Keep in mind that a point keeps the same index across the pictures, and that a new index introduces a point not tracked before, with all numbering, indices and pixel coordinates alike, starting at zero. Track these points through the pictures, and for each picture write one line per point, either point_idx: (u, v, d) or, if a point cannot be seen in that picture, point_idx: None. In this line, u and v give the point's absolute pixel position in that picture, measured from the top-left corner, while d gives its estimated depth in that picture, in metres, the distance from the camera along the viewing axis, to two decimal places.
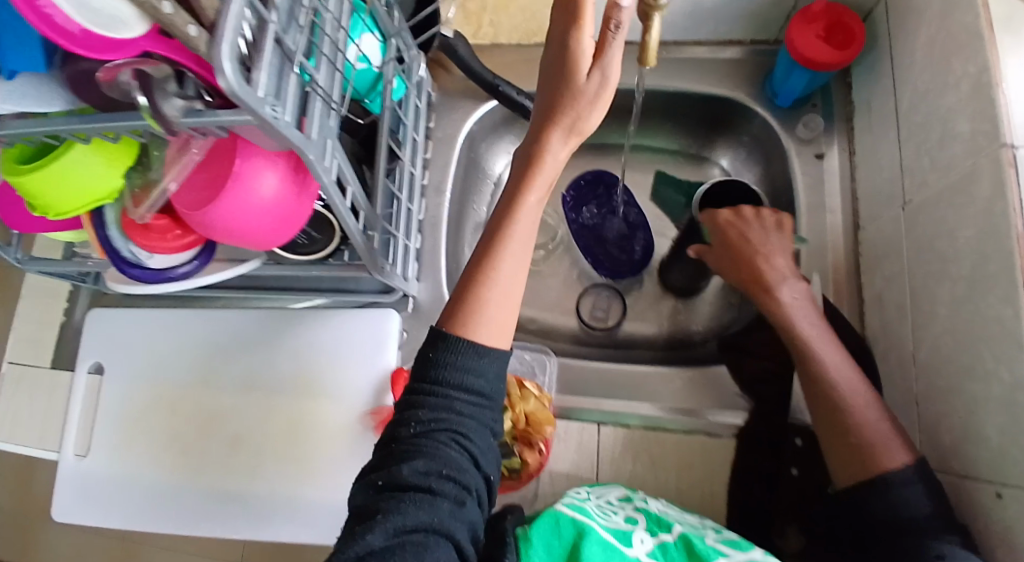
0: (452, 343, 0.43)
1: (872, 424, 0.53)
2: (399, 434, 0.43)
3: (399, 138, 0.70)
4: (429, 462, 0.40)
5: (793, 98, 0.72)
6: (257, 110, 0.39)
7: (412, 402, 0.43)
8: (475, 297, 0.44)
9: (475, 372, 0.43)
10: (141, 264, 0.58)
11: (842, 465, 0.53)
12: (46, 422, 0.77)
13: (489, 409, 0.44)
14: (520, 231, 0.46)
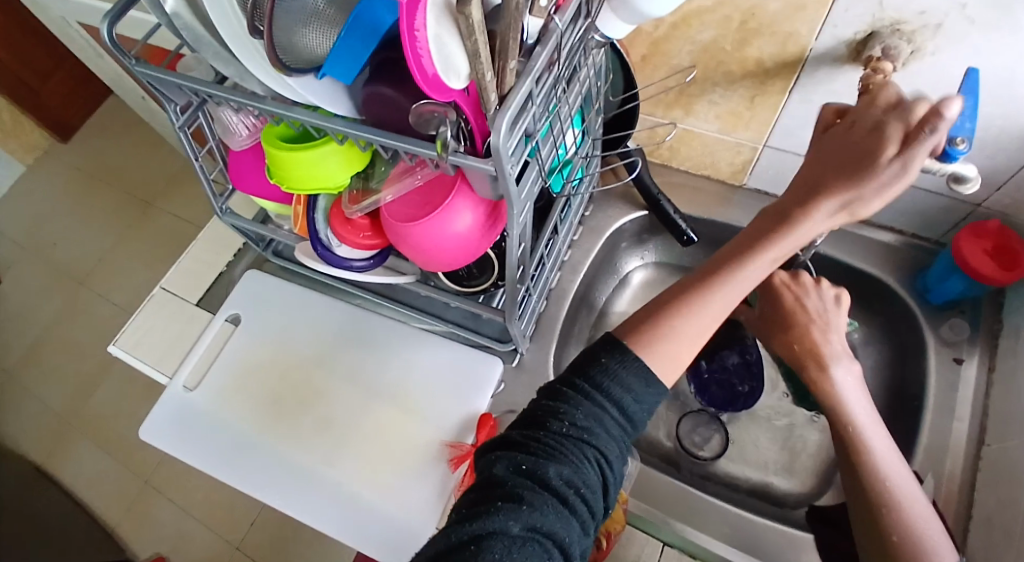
0: (624, 359, 0.49)
1: (920, 521, 0.54)
2: (543, 433, 0.46)
3: (565, 216, 0.77)
4: (574, 472, 0.44)
5: (945, 299, 0.73)
6: (504, 166, 0.46)
7: (570, 405, 0.47)
8: (661, 326, 0.52)
9: (634, 395, 0.49)
10: (329, 249, 0.65)
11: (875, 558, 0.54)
12: (172, 349, 0.86)
13: (627, 435, 0.48)
14: (720, 294, 0.53)
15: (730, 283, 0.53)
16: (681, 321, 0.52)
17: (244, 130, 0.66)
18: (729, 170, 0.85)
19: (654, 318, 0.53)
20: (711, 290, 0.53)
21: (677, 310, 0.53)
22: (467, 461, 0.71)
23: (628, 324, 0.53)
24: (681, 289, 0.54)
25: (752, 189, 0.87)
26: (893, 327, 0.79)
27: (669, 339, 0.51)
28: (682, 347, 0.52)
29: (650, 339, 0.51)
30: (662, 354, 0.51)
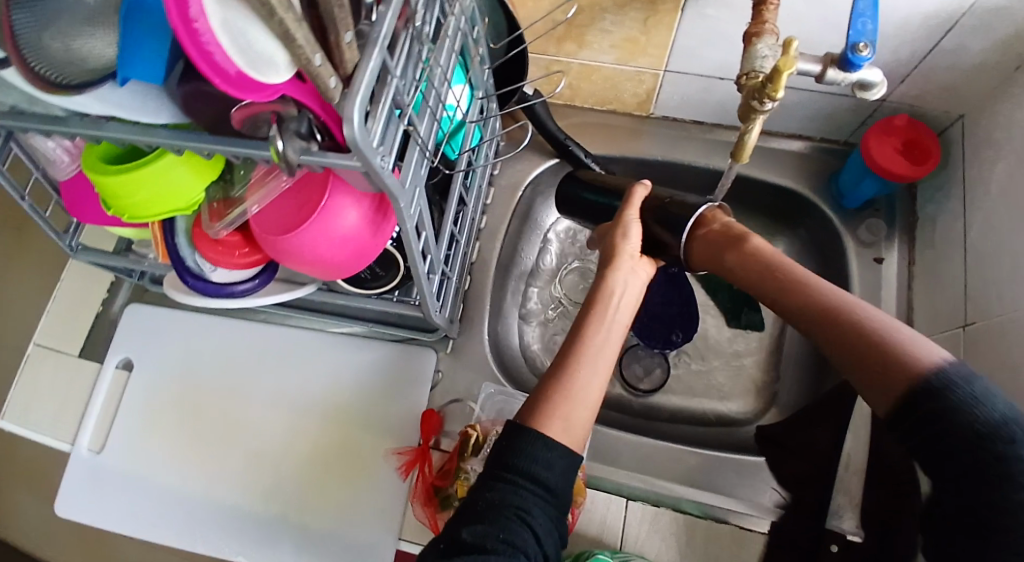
0: (528, 430, 0.45)
1: (894, 332, 0.40)
2: (471, 510, 0.44)
3: (469, 184, 0.71)
4: (488, 527, 0.42)
5: (860, 201, 0.73)
6: (369, 159, 0.40)
7: (491, 481, 0.45)
8: (552, 391, 0.48)
9: (541, 464, 0.44)
10: (203, 276, 0.59)
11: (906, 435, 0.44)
12: (65, 410, 0.76)
13: (558, 500, 0.44)
14: (593, 348, 0.50)
15: (597, 336, 0.50)
16: (574, 384, 0.48)
17: (64, 155, 0.57)
18: (634, 101, 0.80)
19: (551, 386, 0.48)
20: (585, 344, 0.50)
21: (566, 373, 0.49)
22: (416, 466, 0.66)
23: (526, 407, 0.48)
24: (562, 353, 0.50)
25: (660, 117, 0.82)
26: (815, 236, 0.78)
27: (573, 402, 0.47)
28: (583, 409, 0.47)
29: (550, 408, 0.47)
30: (563, 420, 0.46)
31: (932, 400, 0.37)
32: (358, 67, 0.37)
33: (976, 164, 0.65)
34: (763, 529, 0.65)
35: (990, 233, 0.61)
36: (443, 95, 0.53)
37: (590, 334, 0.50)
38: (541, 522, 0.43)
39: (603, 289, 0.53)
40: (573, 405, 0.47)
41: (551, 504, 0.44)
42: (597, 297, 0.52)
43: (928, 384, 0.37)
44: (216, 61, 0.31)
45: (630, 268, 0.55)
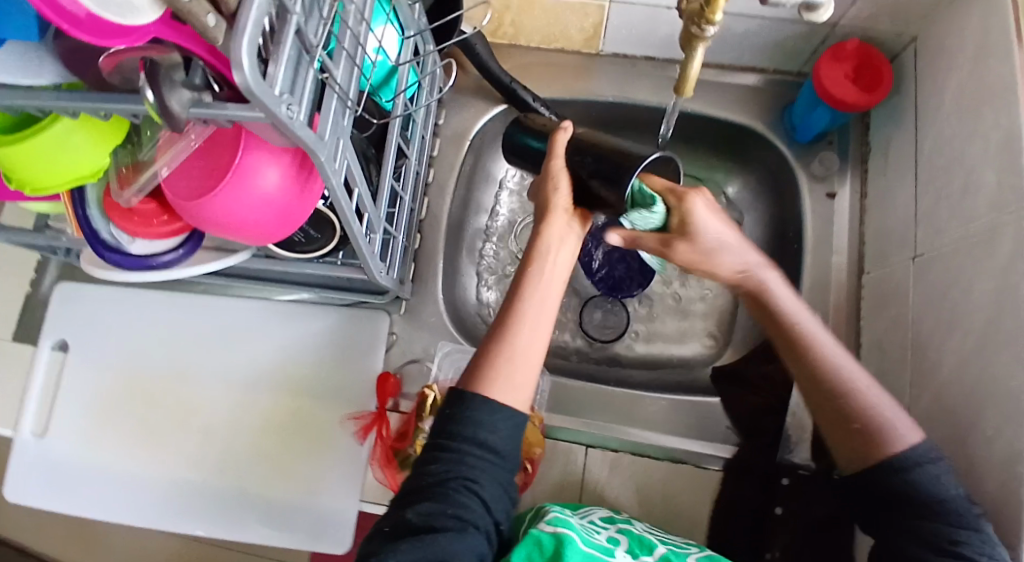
0: (470, 401, 0.46)
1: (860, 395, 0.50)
2: (417, 488, 0.45)
3: (408, 135, 0.67)
4: (434, 504, 0.43)
5: (813, 134, 0.71)
6: (273, 110, 0.36)
7: (431, 457, 0.45)
8: (496, 361, 0.48)
9: (489, 430, 0.45)
10: (121, 248, 0.57)
11: (843, 452, 0.50)
12: (2, 397, 0.73)
13: (502, 466, 0.46)
14: (532, 307, 0.51)
15: (535, 297, 0.51)
16: (515, 348, 0.49)
17: None
18: (581, 36, 0.76)
19: (490, 350, 0.49)
20: (523, 312, 0.50)
21: (507, 336, 0.49)
22: (374, 429, 0.66)
23: (469, 369, 0.48)
24: (499, 321, 0.50)
25: (609, 54, 0.78)
26: (769, 173, 0.77)
27: (512, 363, 0.48)
28: (524, 367, 0.48)
29: (492, 371, 0.47)
30: (506, 381, 0.47)
31: (885, 478, 0.47)
32: (244, 2, 0.33)
33: (927, 88, 0.63)
34: (719, 467, 0.66)
35: (938, 161, 0.60)
36: (363, 36, 0.49)
37: (528, 296, 0.51)
38: (488, 489, 0.44)
39: (542, 246, 0.52)
40: (515, 366, 0.48)
41: (500, 469, 0.45)
42: (534, 253, 0.52)
43: (892, 467, 0.46)
44: (61, 4, 0.29)
45: (565, 225, 0.54)
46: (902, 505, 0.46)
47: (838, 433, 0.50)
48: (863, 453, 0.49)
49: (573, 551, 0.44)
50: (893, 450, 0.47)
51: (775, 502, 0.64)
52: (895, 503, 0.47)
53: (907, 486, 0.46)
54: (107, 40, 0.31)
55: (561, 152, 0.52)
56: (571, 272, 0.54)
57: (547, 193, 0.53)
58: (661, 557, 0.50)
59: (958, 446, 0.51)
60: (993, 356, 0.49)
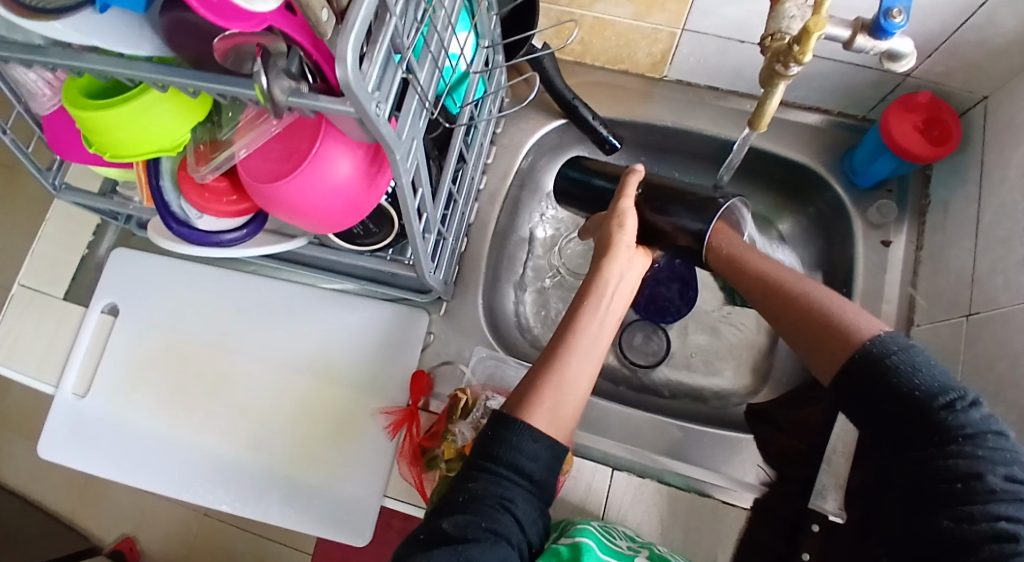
0: (514, 423, 0.47)
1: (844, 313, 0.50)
2: (452, 504, 0.45)
3: (470, 141, 0.68)
4: (469, 517, 0.43)
5: (873, 181, 0.71)
6: (363, 106, 0.37)
7: (470, 476, 0.46)
8: (542, 388, 0.49)
9: (527, 456, 0.46)
10: (189, 223, 0.57)
11: (827, 363, 0.48)
12: (48, 353, 0.75)
13: (538, 491, 0.46)
14: (585, 341, 0.52)
15: (589, 330, 0.52)
16: (564, 378, 0.50)
17: (47, 89, 0.54)
18: (648, 61, 0.76)
19: (540, 377, 0.50)
20: (575, 343, 0.52)
21: (558, 363, 0.51)
22: (404, 426, 0.66)
23: (516, 395, 0.50)
24: (551, 349, 0.52)
25: (673, 81, 0.78)
26: (823, 215, 0.76)
27: (560, 394, 0.49)
28: (572, 400, 0.49)
29: (537, 399, 0.48)
30: (551, 411, 0.48)
31: (867, 367, 0.44)
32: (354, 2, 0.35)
33: (997, 148, 0.62)
34: (746, 504, 0.65)
35: (1003, 221, 0.59)
36: (446, 41, 0.50)
37: (583, 327, 0.52)
38: (524, 509, 0.44)
39: (601, 280, 0.55)
40: (561, 398, 0.49)
41: (534, 493, 0.46)
42: (592, 286, 0.54)
43: (869, 362, 0.45)
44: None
45: (626, 261, 0.57)
46: (907, 422, 0.43)
47: (816, 346, 0.50)
48: (838, 354, 0.47)
49: (591, 560, 0.46)
50: (867, 338, 0.46)
51: (800, 549, 0.62)
52: (900, 412, 0.43)
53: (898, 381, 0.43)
54: (230, 23, 0.32)
55: (631, 193, 0.60)
56: (629, 305, 0.56)
57: (614, 232, 0.58)
58: None
59: None
60: None
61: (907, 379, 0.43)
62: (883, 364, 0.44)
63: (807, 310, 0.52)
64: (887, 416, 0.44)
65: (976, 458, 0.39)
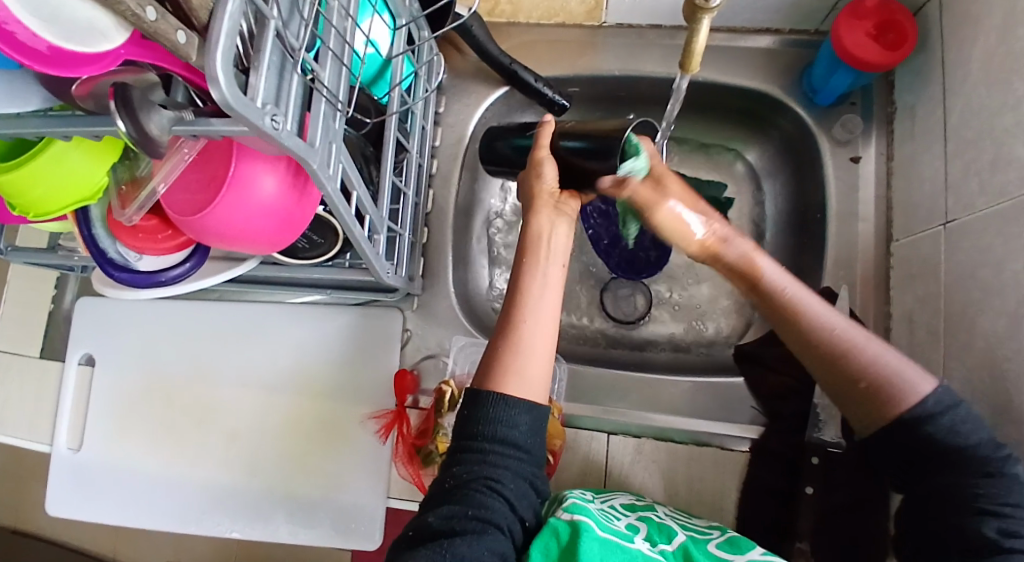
0: (487, 398, 0.45)
1: (873, 352, 0.48)
2: (440, 495, 0.45)
3: (408, 129, 0.65)
4: (456, 507, 0.43)
5: (833, 97, 0.67)
6: (256, 123, 0.35)
7: (456, 458, 0.45)
8: (508, 355, 0.47)
9: (503, 424, 0.45)
10: (129, 266, 0.57)
11: (859, 415, 0.49)
12: (35, 411, 0.75)
13: (526, 462, 0.45)
14: (536, 297, 0.50)
15: (540, 284, 0.50)
16: (522, 339, 0.48)
17: None
18: (582, 10, 0.73)
19: (498, 345, 0.48)
20: (526, 303, 0.49)
21: (514, 326, 0.48)
22: (394, 427, 0.66)
23: (482, 369, 0.48)
24: (503, 316, 0.50)
25: (614, 25, 0.75)
26: (788, 139, 0.73)
27: (526, 357, 0.47)
28: (537, 359, 0.48)
29: (505, 365, 0.47)
30: (520, 375, 0.47)
31: (917, 432, 0.45)
32: (213, 13, 0.32)
33: (955, 42, 0.59)
34: (744, 449, 0.65)
35: (970, 120, 0.56)
36: (349, 34, 0.47)
37: (529, 286, 0.50)
38: (511, 487, 0.44)
39: (532, 239, 0.53)
40: (525, 360, 0.47)
41: (522, 462, 0.45)
42: (527, 246, 0.52)
43: (917, 420, 0.45)
44: (19, 41, 0.29)
45: (554, 213, 0.54)
46: (933, 459, 0.45)
47: (845, 392, 0.49)
48: (884, 411, 0.47)
49: (589, 538, 0.42)
50: (909, 405, 0.46)
51: (805, 482, 0.62)
52: (927, 454, 0.45)
53: (943, 435, 0.45)
54: (71, 71, 0.31)
55: (547, 141, 0.55)
56: (569, 252, 0.54)
57: (534, 185, 0.55)
58: (680, 545, 0.48)
59: (1000, 422, 0.49)
60: None
61: (952, 437, 0.44)
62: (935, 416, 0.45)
63: (804, 333, 0.51)
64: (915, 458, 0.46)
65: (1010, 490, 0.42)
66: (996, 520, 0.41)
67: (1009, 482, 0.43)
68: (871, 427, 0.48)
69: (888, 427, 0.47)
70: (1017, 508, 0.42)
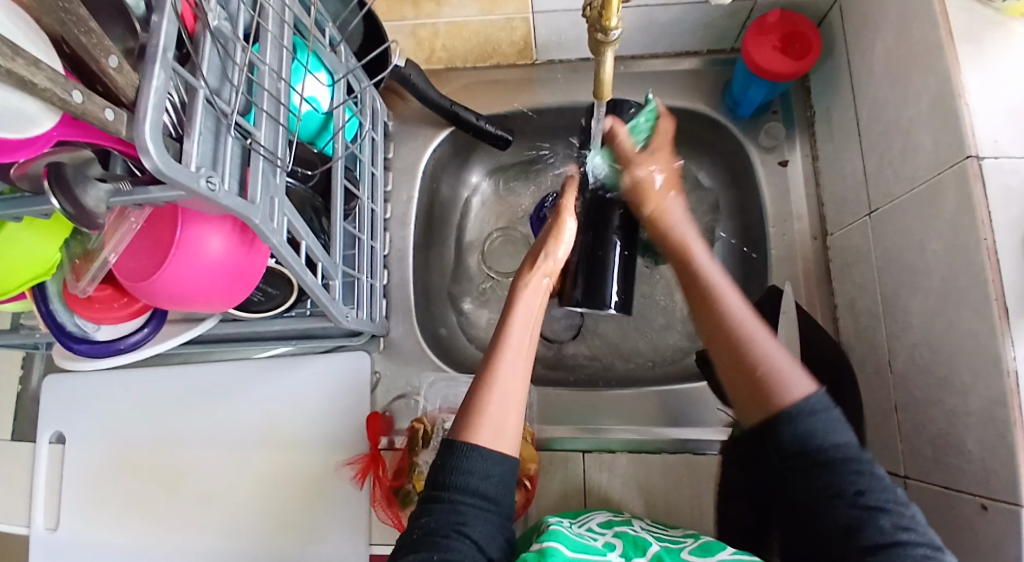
0: (457, 450, 0.47)
1: (761, 342, 0.51)
2: (410, 541, 0.46)
3: (356, 176, 0.67)
4: (421, 554, 0.43)
5: (754, 108, 0.72)
6: (191, 186, 0.36)
7: (425, 509, 0.46)
8: (480, 404, 0.49)
9: (478, 476, 0.46)
10: (88, 338, 0.58)
11: (744, 403, 0.51)
12: (10, 495, 0.74)
13: (495, 511, 0.46)
14: (512, 348, 0.52)
15: (516, 339, 0.52)
16: (497, 388, 0.49)
17: None
18: (513, 50, 0.77)
19: (471, 396, 0.50)
20: (505, 351, 0.51)
21: (490, 371, 0.50)
22: (369, 472, 0.66)
23: (457, 418, 0.49)
24: (484, 363, 0.52)
25: (545, 62, 0.79)
26: (721, 150, 0.77)
27: (494, 407, 0.49)
28: (512, 412, 0.49)
29: (479, 416, 0.48)
30: (493, 426, 0.48)
31: (780, 432, 0.47)
32: (140, 88, 0.34)
33: (857, 45, 0.63)
34: (715, 452, 0.66)
35: (879, 114, 0.60)
36: (283, 95, 0.49)
37: (508, 339, 0.52)
38: (479, 530, 0.45)
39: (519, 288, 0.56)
40: (499, 410, 0.49)
41: (492, 512, 0.46)
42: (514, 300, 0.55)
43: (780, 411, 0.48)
44: None
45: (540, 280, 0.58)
46: (800, 465, 0.47)
47: (739, 381, 0.51)
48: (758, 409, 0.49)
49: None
50: (790, 402, 0.48)
51: None
52: (793, 463, 0.47)
53: (801, 439, 0.47)
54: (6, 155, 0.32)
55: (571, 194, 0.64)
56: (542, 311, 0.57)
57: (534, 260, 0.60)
58: (654, 554, 0.48)
59: (945, 395, 0.51)
60: (960, 305, 0.49)
61: (820, 436, 0.47)
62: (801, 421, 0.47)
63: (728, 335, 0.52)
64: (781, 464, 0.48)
65: (879, 497, 0.45)
66: (886, 520, 0.44)
67: (863, 472, 0.46)
68: (750, 416, 0.50)
69: (767, 416, 0.48)
70: (898, 505, 0.45)
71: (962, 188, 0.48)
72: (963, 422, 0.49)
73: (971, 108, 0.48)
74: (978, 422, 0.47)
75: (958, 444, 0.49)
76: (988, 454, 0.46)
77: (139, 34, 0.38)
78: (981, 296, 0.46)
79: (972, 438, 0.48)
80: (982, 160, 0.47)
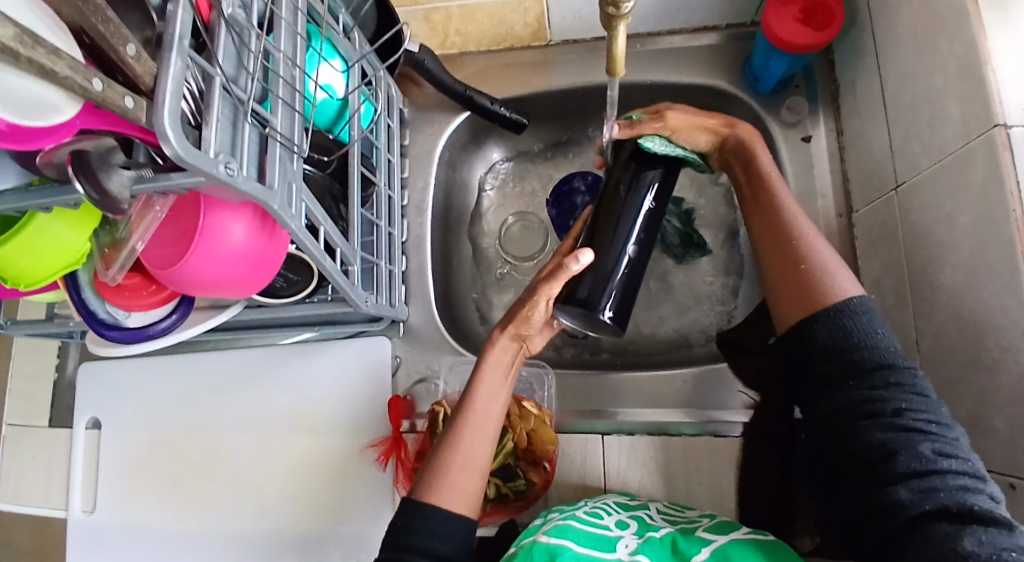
0: (422, 509, 0.51)
1: (816, 241, 0.54)
2: None
3: (373, 163, 0.68)
4: None
5: (775, 83, 0.70)
6: (211, 172, 0.37)
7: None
8: (441, 469, 0.53)
9: (438, 537, 0.50)
10: (119, 324, 0.60)
11: (787, 305, 0.52)
12: (48, 478, 0.77)
13: None
14: (478, 417, 0.56)
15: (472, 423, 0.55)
16: (458, 455, 0.54)
17: None
18: (527, 32, 0.76)
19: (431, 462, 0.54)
20: (466, 419, 0.55)
21: (450, 449, 0.54)
22: (392, 455, 0.67)
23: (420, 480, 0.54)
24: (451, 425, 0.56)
25: (560, 42, 0.78)
26: None
27: (455, 469, 0.53)
28: (466, 476, 0.53)
29: (440, 481, 0.53)
30: (455, 489, 0.52)
31: (815, 334, 0.49)
32: (157, 76, 0.34)
33: (881, 14, 0.61)
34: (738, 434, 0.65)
35: (904, 86, 0.58)
36: (299, 82, 0.50)
37: (474, 401, 0.56)
38: None
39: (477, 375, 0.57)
40: (455, 472, 0.53)
41: None
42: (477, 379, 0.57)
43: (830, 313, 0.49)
44: None
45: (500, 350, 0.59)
46: (831, 376, 0.48)
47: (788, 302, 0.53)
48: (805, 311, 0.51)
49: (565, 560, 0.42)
50: (839, 299, 0.50)
51: None
52: (826, 372, 0.49)
53: (831, 338, 0.49)
54: (30, 143, 0.34)
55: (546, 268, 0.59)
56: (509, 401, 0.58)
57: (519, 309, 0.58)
58: (668, 533, 0.47)
59: (973, 373, 0.49)
60: (989, 279, 0.47)
61: (858, 346, 0.48)
62: (840, 323, 0.49)
63: (785, 251, 0.54)
64: (821, 376, 0.49)
65: (913, 409, 0.44)
66: (927, 441, 0.42)
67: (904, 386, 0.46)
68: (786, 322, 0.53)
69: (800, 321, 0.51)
70: (941, 425, 0.43)
71: (991, 158, 0.46)
72: (993, 400, 0.47)
73: (999, 76, 0.47)
74: (1010, 402, 0.46)
75: (987, 422, 0.48)
76: (1018, 431, 0.45)
77: (156, 23, 0.38)
78: (1011, 270, 0.45)
79: (1001, 416, 0.46)
80: (1011, 129, 0.45)
